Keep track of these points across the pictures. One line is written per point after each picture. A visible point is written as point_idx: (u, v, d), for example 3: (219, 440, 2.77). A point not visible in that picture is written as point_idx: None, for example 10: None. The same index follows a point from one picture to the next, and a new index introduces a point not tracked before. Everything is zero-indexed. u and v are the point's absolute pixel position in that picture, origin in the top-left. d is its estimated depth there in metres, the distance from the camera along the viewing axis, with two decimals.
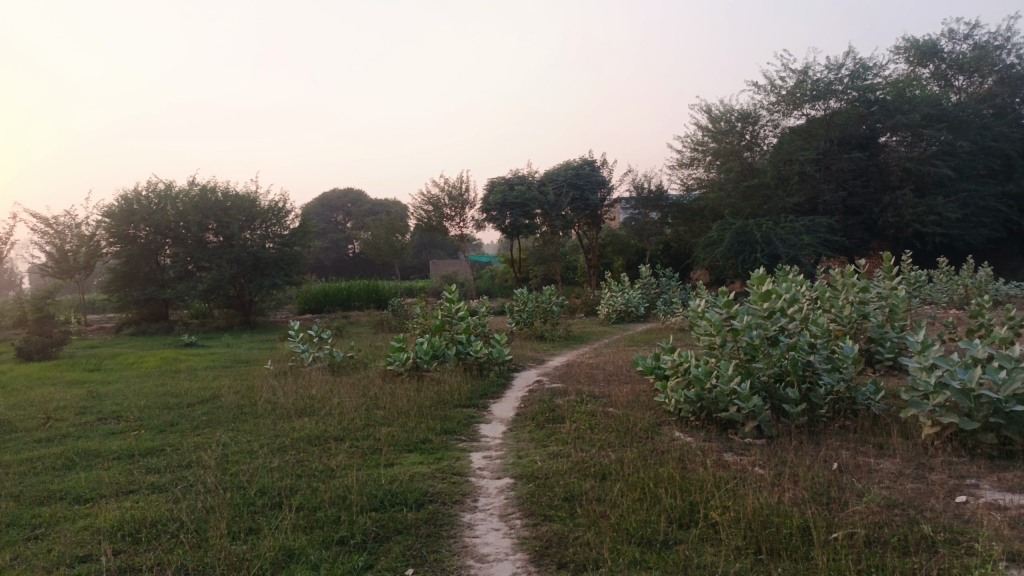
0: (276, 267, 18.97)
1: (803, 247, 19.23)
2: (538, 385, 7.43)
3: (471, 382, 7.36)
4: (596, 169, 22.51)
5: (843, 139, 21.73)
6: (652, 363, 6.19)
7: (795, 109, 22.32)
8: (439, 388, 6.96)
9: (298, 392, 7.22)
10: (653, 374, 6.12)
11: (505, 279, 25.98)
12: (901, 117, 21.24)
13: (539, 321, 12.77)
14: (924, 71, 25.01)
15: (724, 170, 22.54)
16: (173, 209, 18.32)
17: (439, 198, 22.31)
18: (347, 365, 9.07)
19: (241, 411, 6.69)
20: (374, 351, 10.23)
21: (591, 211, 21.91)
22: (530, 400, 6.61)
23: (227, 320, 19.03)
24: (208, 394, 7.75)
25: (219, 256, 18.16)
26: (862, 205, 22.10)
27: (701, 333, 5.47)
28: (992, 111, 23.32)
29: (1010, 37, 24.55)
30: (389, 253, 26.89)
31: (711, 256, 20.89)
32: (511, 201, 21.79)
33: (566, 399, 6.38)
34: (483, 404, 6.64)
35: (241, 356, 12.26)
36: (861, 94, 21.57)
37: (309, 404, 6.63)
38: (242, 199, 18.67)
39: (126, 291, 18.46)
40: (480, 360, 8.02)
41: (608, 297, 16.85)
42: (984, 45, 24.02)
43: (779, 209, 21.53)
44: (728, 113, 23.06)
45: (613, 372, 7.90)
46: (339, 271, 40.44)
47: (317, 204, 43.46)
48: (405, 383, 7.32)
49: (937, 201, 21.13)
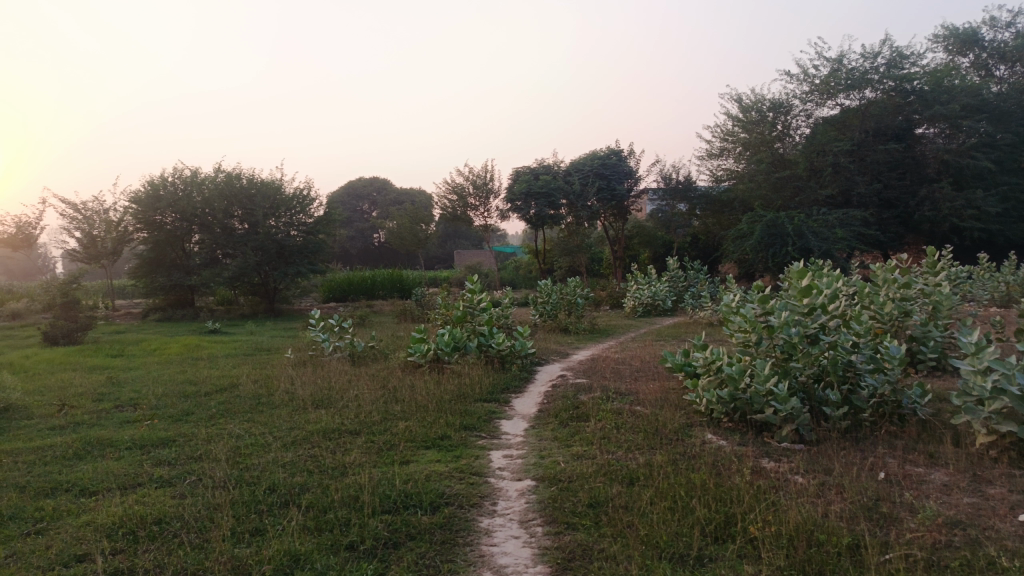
0: (301, 255, 18.91)
1: (835, 241, 18.73)
2: (562, 379, 7.19)
3: (492, 375, 7.14)
4: (623, 159, 22.10)
5: (879, 130, 21.15)
6: (682, 359, 5.92)
7: (829, 99, 21.72)
8: (460, 381, 6.75)
9: (316, 382, 7.05)
10: (683, 371, 5.86)
11: (530, 270, 25.72)
12: (940, 107, 20.61)
13: (564, 314, 12.53)
14: (964, 60, 24.22)
15: (755, 161, 22.03)
16: (199, 196, 18.33)
17: (464, 187, 22.10)
18: (367, 355, 8.89)
19: (257, 401, 6.53)
20: (395, 341, 10.05)
21: (618, 201, 21.55)
22: (553, 395, 6.38)
23: (251, 307, 19.03)
24: (226, 383, 7.62)
25: (244, 243, 18.14)
26: (897, 198, 21.49)
27: (735, 330, 5.19)
28: None
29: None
30: (413, 242, 26.77)
31: (740, 249, 20.45)
32: (536, 191, 21.50)
33: (590, 396, 6.14)
34: (505, 399, 6.42)
35: (263, 344, 12.16)
36: (898, 84, 20.99)
37: (327, 395, 6.45)
38: (268, 187, 18.61)
39: (152, 276, 18.52)
40: (502, 352, 7.79)
41: (634, 289, 16.53)
42: None
43: (812, 202, 21.00)
44: (759, 102, 22.51)
45: (639, 368, 7.63)
46: (364, 260, 40.46)
47: (343, 193, 43.52)
48: (426, 376, 7.13)
49: (976, 195, 20.45)
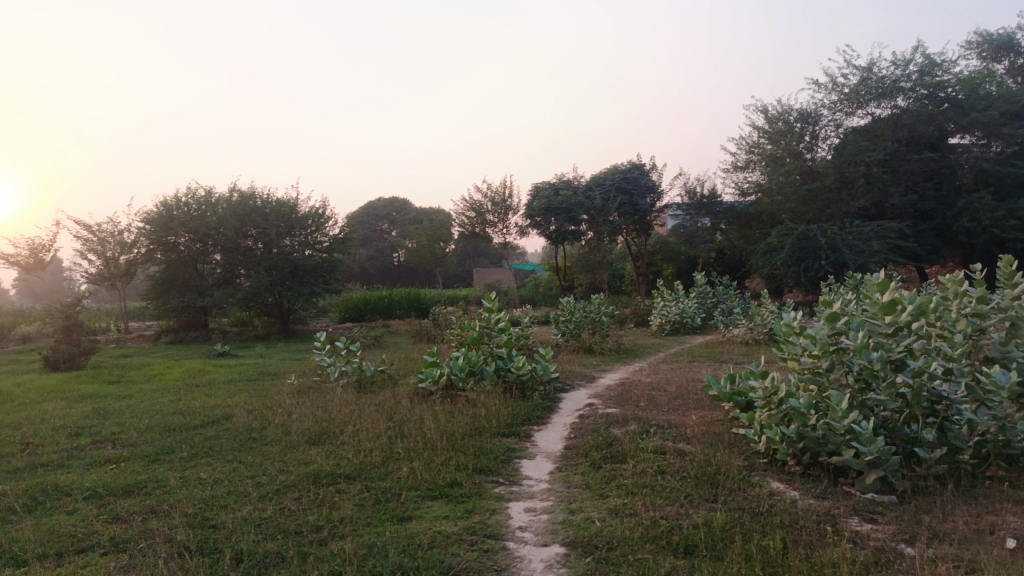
0: (315, 275, 18.26)
1: (872, 254, 17.79)
2: (590, 409, 6.34)
3: (512, 405, 6.33)
4: (645, 173, 21.32)
5: (912, 139, 20.26)
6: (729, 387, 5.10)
7: (859, 108, 20.83)
8: (476, 412, 5.96)
9: (316, 414, 6.29)
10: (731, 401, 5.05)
11: (550, 288, 24.94)
12: (977, 115, 19.69)
13: (588, 333, 11.71)
14: (999, 66, 23.19)
15: (782, 172, 21.13)
16: (213, 216, 17.82)
17: (482, 203, 21.45)
18: (376, 381, 8.14)
19: (249, 437, 5.80)
20: (407, 366, 9.31)
21: (640, 216, 20.74)
22: (582, 429, 5.57)
23: (265, 329, 18.41)
24: (219, 414, 6.91)
25: (257, 264, 17.58)
26: (934, 209, 20.50)
27: (799, 354, 4.36)
28: None
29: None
30: (431, 261, 26.11)
31: (770, 264, 19.52)
32: (556, 206, 20.75)
33: (625, 431, 5.31)
34: (526, 433, 5.63)
35: (270, 368, 11.46)
36: (930, 92, 20.15)
37: (326, 430, 5.70)
38: (282, 205, 18.05)
39: (164, 298, 17.98)
40: (523, 378, 6.96)
41: (661, 306, 15.67)
42: None
43: (844, 214, 20.04)
44: (786, 113, 21.54)
45: (678, 396, 6.78)
46: (383, 278, 39.96)
47: (362, 212, 43.12)
48: (438, 405, 6.37)
49: (1019, 205, 19.33)
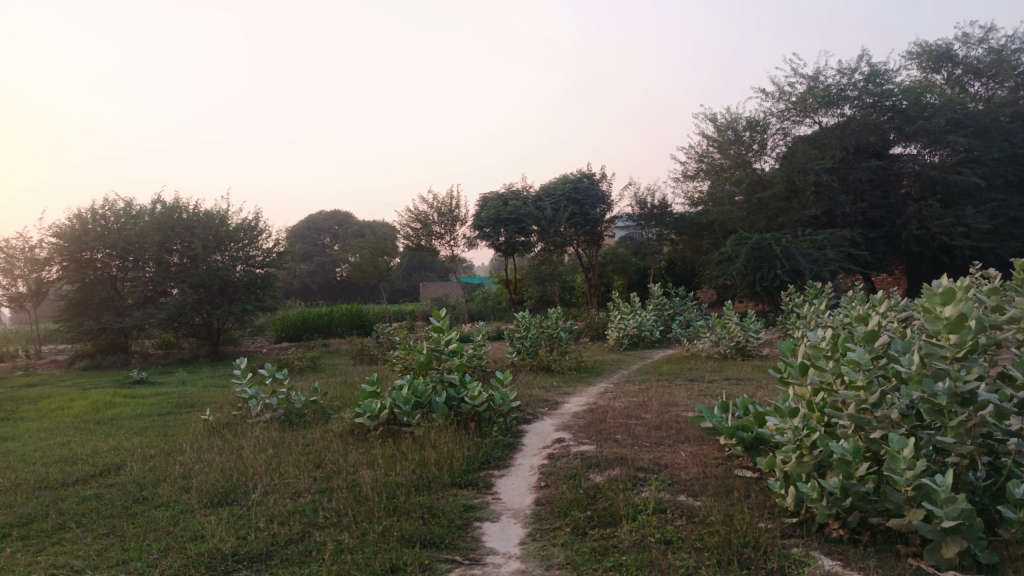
0: (246, 292, 16.85)
1: (827, 262, 17.37)
2: (561, 445, 5.35)
3: (468, 443, 5.31)
4: (595, 183, 20.60)
5: (859, 148, 20.06)
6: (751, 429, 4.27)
7: (806, 116, 20.48)
8: (425, 455, 4.94)
9: (225, 463, 5.14)
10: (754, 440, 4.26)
11: (500, 301, 23.96)
12: (922, 123, 19.60)
13: (545, 351, 10.72)
14: (938, 77, 23.27)
15: (732, 182, 20.62)
16: (133, 229, 16.19)
17: (427, 214, 20.36)
18: (306, 414, 7.01)
19: (139, 500, 4.61)
20: (343, 394, 8.16)
21: (591, 227, 19.95)
22: (553, 475, 4.59)
23: (192, 351, 16.82)
24: (110, 463, 5.66)
25: (182, 280, 16.04)
26: (883, 217, 20.32)
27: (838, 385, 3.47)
28: (1012, 117, 21.51)
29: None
30: (374, 275, 24.82)
31: (724, 274, 18.97)
32: (506, 217, 19.79)
33: (608, 478, 4.35)
34: (485, 482, 4.64)
35: (191, 397, 10.10)
36: (875, 100, 19.86)
37: (234, 489, 4.58)
38: (210, 218, 16.62)
39: (79, 319, 16.25)
40: (479, 410, 5.91)
41: (618, 320, 14.84)
42: (1001, 49, 22.32)
43: (795, 222, 19.63)
44: (734, 121, 21.05)
45: (660, 425, 5.84)
46: (326, 294, 38.35)
47: (302, 226, 41.44)
48: (380, 447, 5.30)
49: (965, 212, 19.26)
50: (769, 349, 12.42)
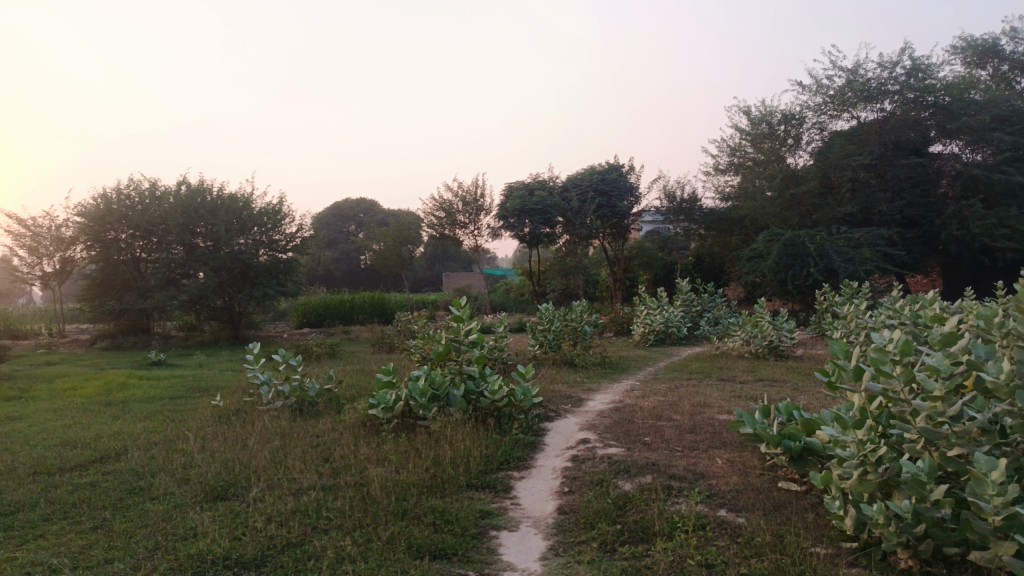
0: (268, 276, 16.65)
1: (863, 261, 16.73)
2: (587, 446, 4.98)
3: (485, 440, 4.97)
4: (623, 174, 20.08)
5: (898, 144, 19.32)
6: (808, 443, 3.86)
7: (844, 111, 19.77)
8: (440, 454, 4.59)
9: (229, 454, 4.84)
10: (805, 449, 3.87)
11: (523, 293, 23.58)
12: (967, 119, 18.79)
13: (569, 345, 10.31)
14: (982, 72, 22.33)
15: (765, 176, 20.00)
16: (157, 210, 15.98)
17: (452, 203, 20.02)
18: (318, 404, 6.70)
19: (136, 491, 4.32)
20: (357, 384, 7.84)
21: (618, 220, 19.47)
22: (578, 481, 4.22)
23: (212, 335, 16.67)
24: (111, 449, 5.39)
25: (204, 263, 15.84)
26: (921, 216, 19.59)
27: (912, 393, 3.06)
28: None
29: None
30: (397, 264, 24.56)
31: (754, 271, 18.40)
32: (531, 207, 19.33)
33: (639, 487, 3.97)
34: (504, 485, 4.29)
35: (205, 382, 9.85)
36: (917, 95, 19.10)
37: (234, 482, 4.28)
38: (234, 200, 16.42)
39: (101, 299, 16.12)
40: (498, 405, 5.55)
41: (644, 315, 14.38)
42: None
43: (829, 219, 18.98)
44: (768, 114, 20.41)
45: (692, 429, 5.44)
46: (349, 282, 38.25)
47: (328, 213, 41.39)
48: (394, 443, 4.98)
49: (1009, 213, 18.45)
50: (803, 350, 11.90)
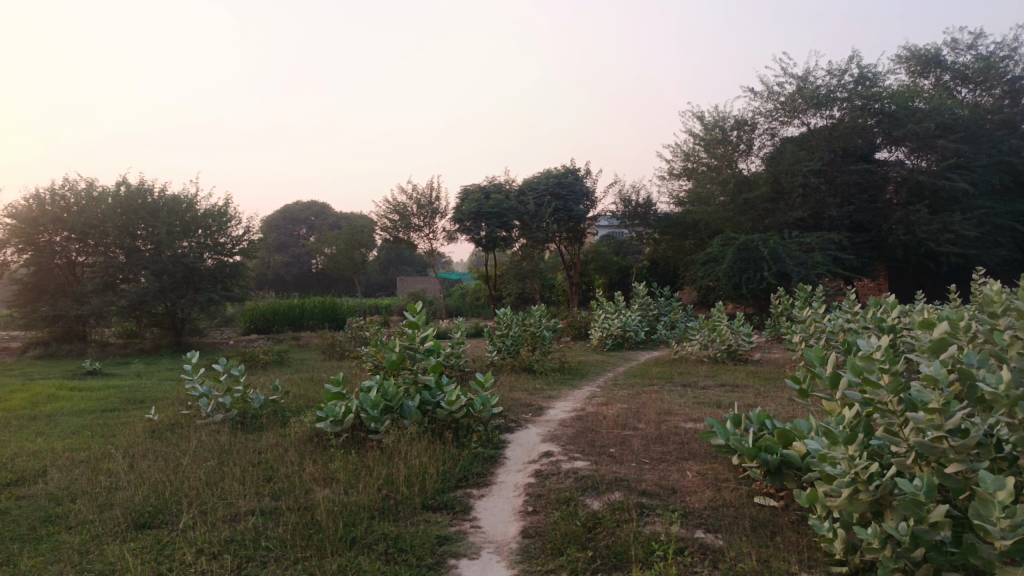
0: (213, 281, 16.00)
1: (815, 265, 16.88)
2: (551, 460, 4.68)
3: (441, 454, 4.64)
4: (579, 178, 19.94)
5: (847, 150, 19.60)
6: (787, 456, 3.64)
7: (795, 117, 19.99)
8: (393, 472, 4.24)
9: (161, 475, 4.41)
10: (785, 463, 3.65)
11: (478, 297, 23.24)
12: (912, 127, 19.14)
13: (527, 350, 10.01)
14: (926, 82, 22.82)
15: (718, 181, 20.09)
16: (95, 211, 15.07)
17: (406, 206, 19.58)
18: (263, 417, 6.28)
19: (52, 520, 3.86)
20: (305, 394, 7.41)
21: (574, 224, 19.31)
22: (543, 499, 3.93)
23: (154, 341, 15.89)
24: (28, 471, 4.89)
25: (145, 267, 15.08)
26: (869, 221, 19.94)
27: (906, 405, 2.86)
28: (998, 125, 21.18)
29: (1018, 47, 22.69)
30: (349, 268, 23.97)
31: (709, 275, 18.43)
32: (487, 211, 18.99)
33: (608, 506, 3.69)
34: (462, 505, 3.96)
35: (143, 393, 9.26)
36: (864, 103, 19.35)
37: (164, 508, 3.88)
38: (177, 202, 15.70)
39: (33, 305, 15.19)
40: (456, 416, 5.21)
41: (602, 319, 14.18)
42: (989, 56, 21.98)
43: (781, 224, 19.16)
44: (721, 120, 20.53)
45: (659, 439, 5.20)
46: (301, 286, 37.33)
47: (278, 216, 40.40)
48: (343, 459, 4.61)
49: (953, 218, 18.86)
50: (760, 354, 11.84)
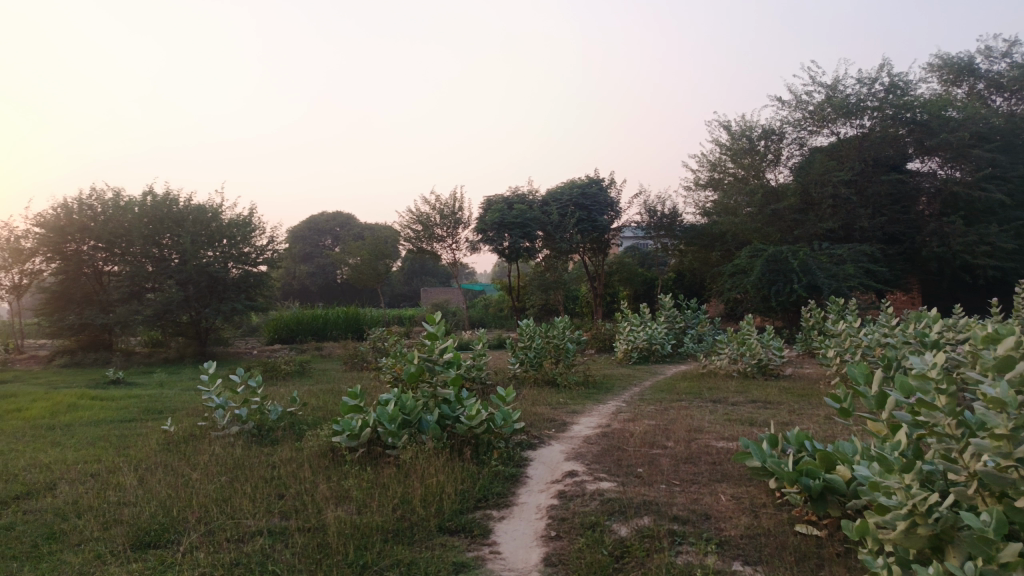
0: (236, 290, 16.00)
1: (846, 277, 16.44)
2: (577, 481, 4.45)
3: (460, 473, 4.43)
4: (604, 188, 19.71)
5: (878, 161, 19.15)
6: (835, 482, 3.39)
7: (824, 127, 19.59)
8: (409, 492, 4.05)
9: (170, 491, 4.25)
10: (833, 490, 3.39)
11: (502, 308, 23.06)
12: (946, 136, 18.61)
13: (550, 363, 9.78)
14: (959, 90, 22.29)
15: (745, 192, 19.74)
16: (122, 220, 15.13)
17: (429, 216, 19.49)
18: (279, 430, 6.12)
19: (56, 538, 3.71)
20: (323, 406, 7.26)
21: (599, 234, 19.08)
22: (567, 524, 3.70)
23: (178, 351, 15.90)
24: (39, 484, 4.76)
25: (169, 276, 15.10)
26: (902, 233, 19.43)
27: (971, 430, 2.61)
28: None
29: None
30: (373, 278, 23.93)
31: (736, 287, 18.04)
32: (510, 221, 18.81)
33: (637, 532, 3.46)
34: (482, 528, 3.74)
35: (162, 403, 9.17)
36: (895, 112, 18.82)
37: (170, 527, 3.71)
38: (202, 211, 15.73)
39: (60, 314, 15.26)
40: (476, 431, 4.99)
41: (627, 331, 13.90)
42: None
43: (811, 236, 18.74)
44: (748, 130, 20.19)
45: (689, 458, 4.94)
46: (325, 296, 37.45)
47: (304, 227, 40.64)
48: (357, 477, 4.42)
49: (990, 230, 18.29)
50: (792, 368, 11.47)
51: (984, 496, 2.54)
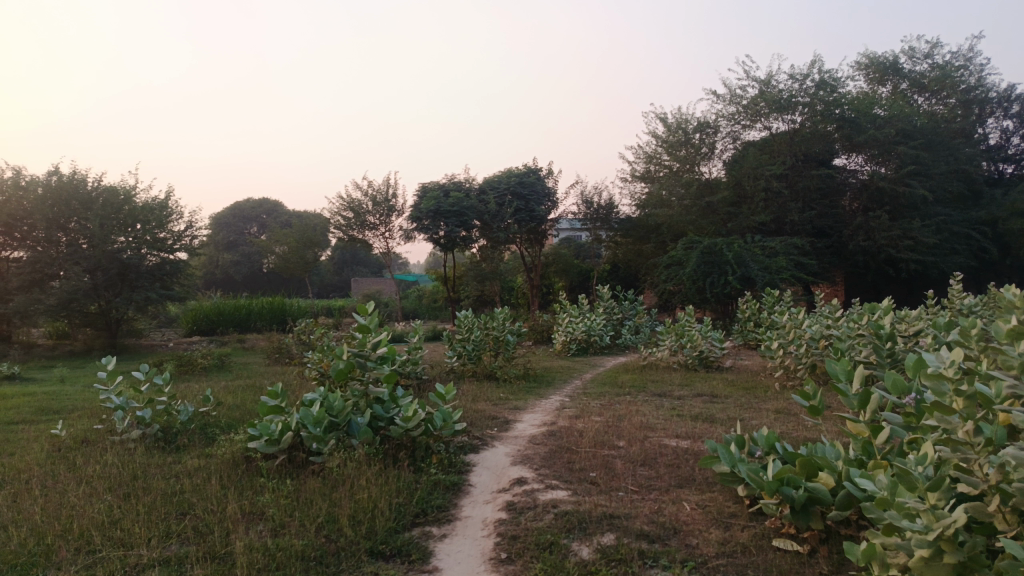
0: (151, 279, 14.83)
1: (779, 269, 16.52)
2: (526, 490, 3.98)
3: (394, 483, 3.89)
4: (541, 178, 19.31)
5: (807, 156, 19.34)
6: (822, 494, 3.03)
7: (757, 121, 19.66)
8: (335, 510, 3.49)
9: (47, 513, 3.57)
10: (818, 502, 3.03)
11: (435, 299, 22.44)
12: (873, 133, 18.91)
13: (489, 356, 9.29)
14: (884, 89, 22.71)
15: (681, 185, 19.69)
16: (21, 202, 13.77)
17: (360, 203, 18.68)
18: (188, 434, 5.42)
19: None
20: (242, 405, 6.57)
21: (536, 224, 18.71)
22: (520, 543, 3.22)
23: (85, 343, 14.67)
24: None
25: (75, 263, 13.84)
26: (830, 227, 19.75)
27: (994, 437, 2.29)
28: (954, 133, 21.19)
29: (972, 58, 22.89)
30: (300, 267, 22.91)
31: (672, 279, 17.92)
32: (445, 209, 18.16)
33: (601, 553, 3.02)
34: (421, 550, 3.23)
35: (62, 402, 8.24)
36: (825, 108, 18.95)
37: (39, 560, 3.05)
38: (114, 193, 14.49)
39: None
40: (412, 434, 4.46)
41: (566, 322, 13.55)
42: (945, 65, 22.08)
43: (744, 228, 18.81)
44: (684, 122, 20.12)
45: (647, 461, 4.54)
46: (251, 286, 35.96)
47: (227, 213, 38.93)
48: (275, 490, 3.84)
49: (913, 225, 18.72)
50: (731, 361, 11.31)
51: (1005, 514, 2.18)
